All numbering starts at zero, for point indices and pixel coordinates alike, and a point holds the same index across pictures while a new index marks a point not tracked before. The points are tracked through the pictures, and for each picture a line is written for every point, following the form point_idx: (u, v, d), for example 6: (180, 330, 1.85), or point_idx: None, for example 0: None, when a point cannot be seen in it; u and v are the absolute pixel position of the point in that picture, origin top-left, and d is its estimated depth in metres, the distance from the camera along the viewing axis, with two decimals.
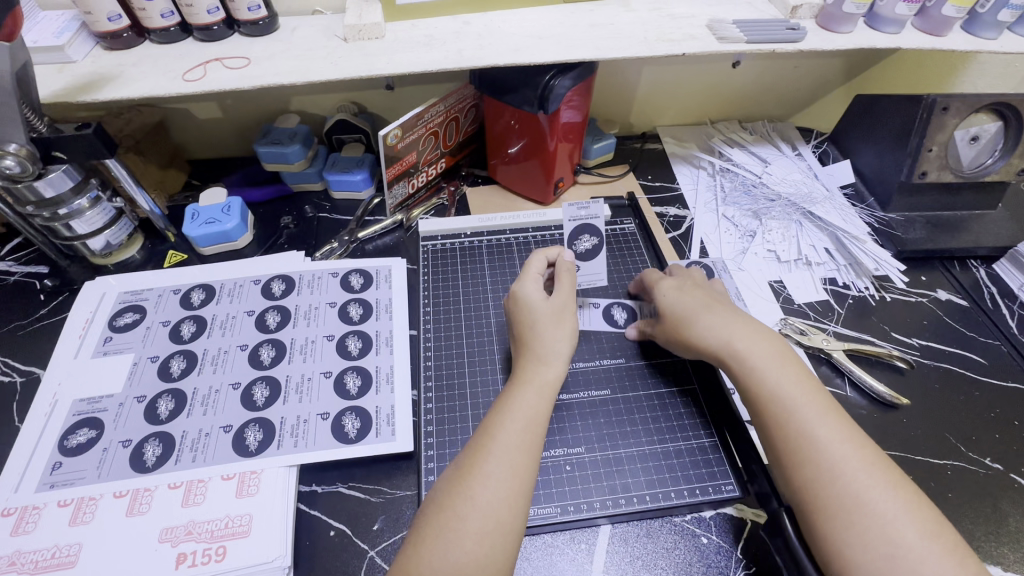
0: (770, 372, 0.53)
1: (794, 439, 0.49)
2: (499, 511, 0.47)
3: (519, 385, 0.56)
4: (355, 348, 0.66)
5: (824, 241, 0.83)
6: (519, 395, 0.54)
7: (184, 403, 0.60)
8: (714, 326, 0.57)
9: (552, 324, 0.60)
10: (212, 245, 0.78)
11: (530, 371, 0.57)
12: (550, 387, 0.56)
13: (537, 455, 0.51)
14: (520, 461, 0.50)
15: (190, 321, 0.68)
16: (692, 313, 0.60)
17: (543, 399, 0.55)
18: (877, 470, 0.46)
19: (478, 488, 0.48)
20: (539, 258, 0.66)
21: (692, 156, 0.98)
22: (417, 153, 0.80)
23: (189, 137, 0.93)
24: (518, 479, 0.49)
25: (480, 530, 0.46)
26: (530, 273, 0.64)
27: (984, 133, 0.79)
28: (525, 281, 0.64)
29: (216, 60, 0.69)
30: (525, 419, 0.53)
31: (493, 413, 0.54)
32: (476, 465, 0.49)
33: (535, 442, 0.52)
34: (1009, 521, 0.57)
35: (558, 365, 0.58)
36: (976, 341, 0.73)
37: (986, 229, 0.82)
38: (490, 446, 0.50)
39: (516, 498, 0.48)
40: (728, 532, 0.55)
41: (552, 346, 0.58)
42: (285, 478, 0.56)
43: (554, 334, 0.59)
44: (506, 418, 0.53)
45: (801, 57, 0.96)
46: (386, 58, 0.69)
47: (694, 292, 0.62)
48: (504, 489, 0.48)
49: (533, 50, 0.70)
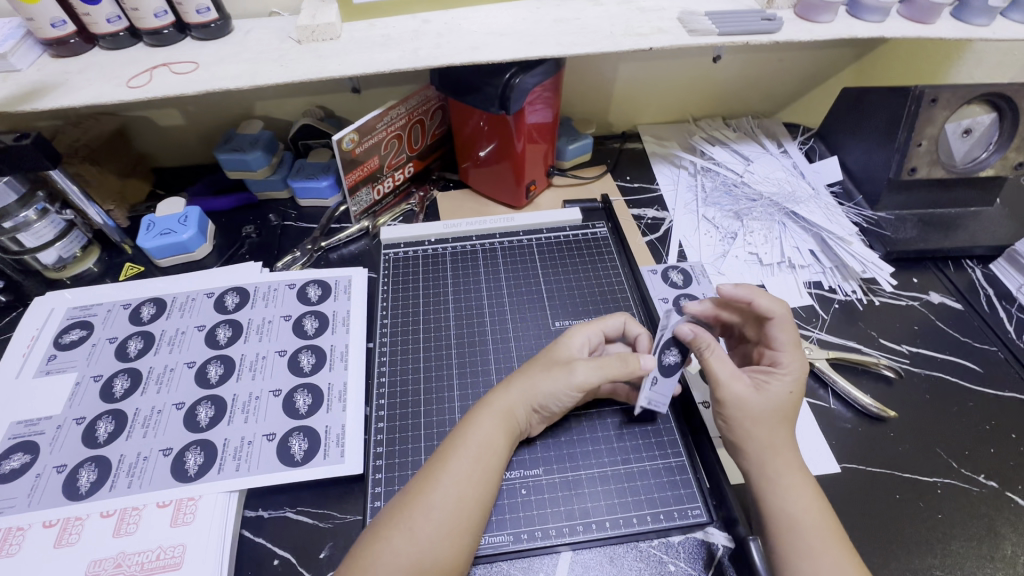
0: (778, 475, 0.49)
1: (772, 520, 0.48)
2: (440, 547, 0.45)
3: (481, 410, 0.52)
4: (308, 364, 0.63)
5: (808, 242, 0.79)
6: (482, 425, 0.51)
7: (125, 425, 0.57)
8: (773, 441, 0.51)
9: (554, 370, 0.54)
10: (169, 256, 0.75)
11: (495, 396, 0.53)
12: (511, 418, 0.52)
13: (483, 489, 0.48)
14: (470, 497, 0.47)
15: (137, 338, 0.65)
16: (777, 428, 0.52)
17: (502, 430, 0.51)
18: (850, 570, 0.44)
19: (420, 520, 0.45)
20: (614, 324, 0.60)
21: (674, 155, 0.94)
22: (380, 157, 0.77)
23: (153, 144, 0.91)
24: (467, 514, 0.47)
25: (416, 567, 0.43)
26: (595, 329, 0.59)
27: (977, 125, 0.75)
28: (581, 330, 0.58)
29: (163, 66, 0.67)
30: (477, 447, 0.50)
31: (451, 439, 0.51)
32: (423, 493, 0.47)
33: (490, 476, 0.49)
34: (1005, 546, 0.53)
35: (525, 404, 0.53)
36: (971, 348, 0.68)
37: (982, 227, 0.78)
38: (441, 474, 0.48)
39: (462, 533, 0.46)
40: (698, 559, 0.51)
41: (531, 388, 0.53)
42: (224, 505, 0.53)
43: (544, 381, 0.53)
44: (461, 448, 0.50)
45: (785, 50, 0.92)
46: (339, 60, 0.66)
47: (793, 408, 0.53)
48: (449, 523, 0.46)
49: (492, 48, 0.66)
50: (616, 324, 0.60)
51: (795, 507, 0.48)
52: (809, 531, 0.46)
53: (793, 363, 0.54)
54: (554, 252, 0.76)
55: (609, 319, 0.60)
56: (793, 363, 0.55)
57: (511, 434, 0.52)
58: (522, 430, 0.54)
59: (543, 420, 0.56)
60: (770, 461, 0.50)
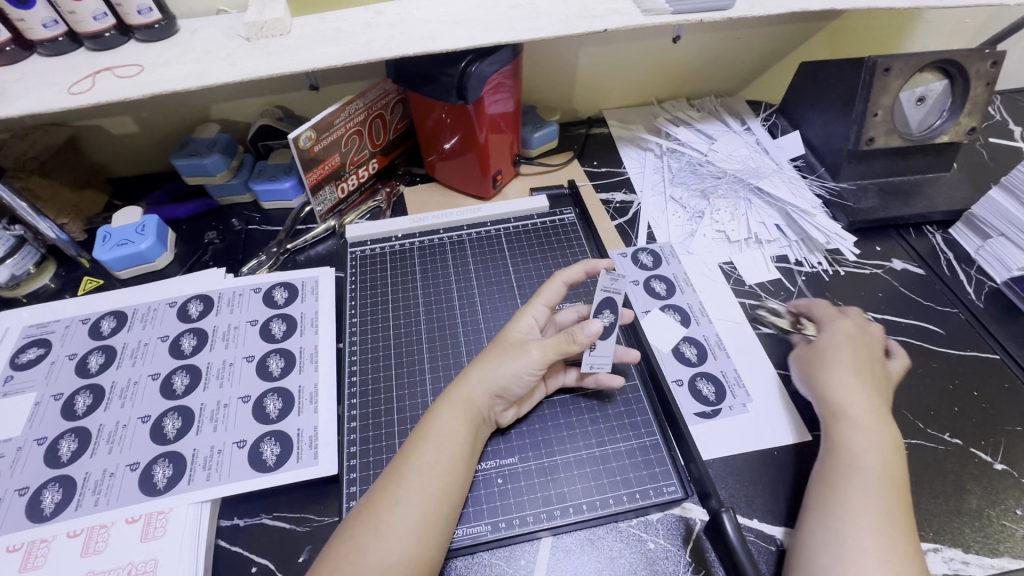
0: (846, 396, 0.55)
1: (837, 446, 0.52)
2: (407, 543, 0.44)
3: (442, 403, 0.52)
4: (277, 367, 0.62)
5: (773, 217, 0.80)
6: (443, 416, 0.51)
7: (89, 442, 0.56)
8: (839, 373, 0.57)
9: (511, 352, 0.54)
10: (128, 267, 0.73)
11: (454, 388, 0.53)
12: (474, 407, 0.52)
13: (450, 484, 0.48)
14: (434, 491, 0.47)
15: (98, 352, 0.63)
16: (837, 361, 0.58)
17: (464, 420, 0.51)
18: (886, 488, 0.48)
19: (385, 517, 0.45)
20: (556, 287, 0.58)
21: (639, 138, 0.94)
22: (341, 154, 0.76)
23: (106, 154, 0.88)
24: (433, 505, 0.47)
25: (384, 563, 0.43)
26: (538, 305, 0.58)
27: (931, 93, 0.77)
28: (525, 312, 0.57)
29: (106, 70, 0.64)
30: (447, 439, 0.50)
31: (416, 432, 0.51)
32: (391, 488, 0.47)
33: (456, 465, 0.49)
34: (971, 501, 0.54)
35: (488, 390, 0.53)
36: (934, 311, 0.70)
37: (939, 193, 0.80)
38: (406, 470, 0.48)
39: (429, 528, 0.46)
40: (676, 534, 0.52)
41: (492, 372, 0.53)
42: (196, 516, 0.51)
43: (502, 363, 0.53)
44: (425, 442, 0.50)
45: (744, 27, 0.92)
46: (289, 56, 0.64)
47: (858, 351, 0.59)
48: (416, 516, 0.46)
49: (445, 37, 0.65)
50: (559, 290, 0.58)
51: (854, 438, 0.52)
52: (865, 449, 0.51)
53: (828, 313, 0.64)
54: (522, 241, 0.76)
55: (548, 287, 0.58)
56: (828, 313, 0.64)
57: (474, 423, 0.52)
58: (487, 417, 0.54)
59: (507, 406, 0.55)
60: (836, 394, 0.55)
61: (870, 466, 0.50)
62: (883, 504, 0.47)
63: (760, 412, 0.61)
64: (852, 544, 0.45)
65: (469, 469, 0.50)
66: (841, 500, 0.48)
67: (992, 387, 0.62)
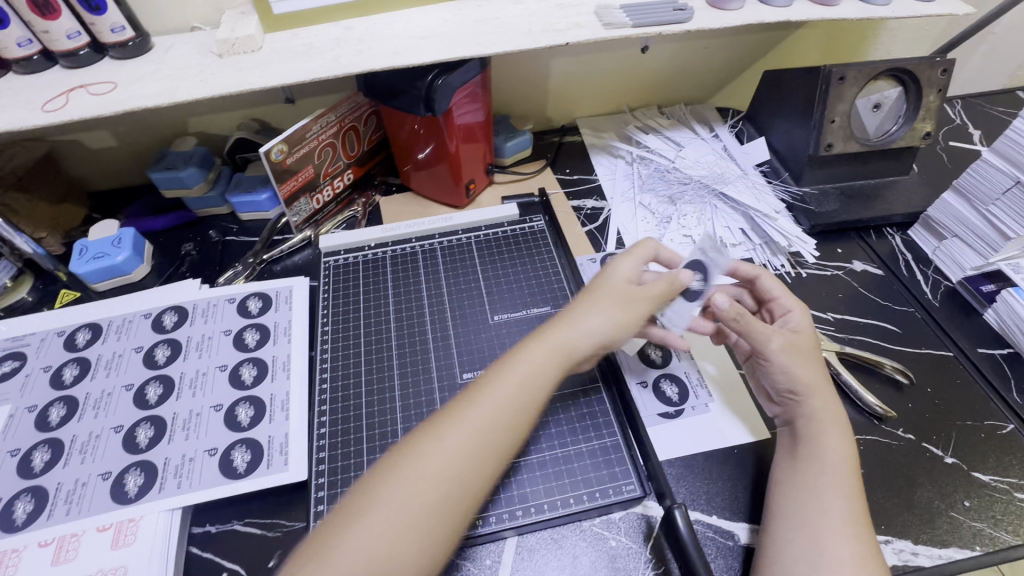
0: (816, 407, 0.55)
1: (806, 456, 0.53)
2: (462, 463, 0.46)
3: (535, 341, 0.53)
4: (249, 377, 0.63)
5: (738, 221, 0.82)
6: (528, 354, 0.52)
7: (62, 452, 0.57)
8: (814, 374, 0.56)
9: (614, 300, 0.55)
10: (105, 280, 0.74)
11: (551, 330, 0.54)
12: (569, 352, 0.53)
13: (521, 420, 0.49)
14: (505, 420, 0.48)
15: (73, 364, 0.64)
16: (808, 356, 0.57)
17: (554, 363, 0.52)
18: (854, 497, 0.50)
19: (447, 433, 0.47)
20: (651, 248, 0.62)
21: (611, 146, 0.96)
22: (315, 166, 0.77)
23: (85, 168, 0.89)
24: (497, 434, 0.48)
25: (438, 475, 0.45)
26: (639, 257, 0.60)
27: (885, 100, 0.79)
28: (626, 261, 0.59)
29: (80, 88, 0.66)
30: (527, 376, 0.51)
31: (498, 364, 0.53)
32: (460, 409, 0.48)
33: (529, 405, 0.50)
34: (922, 495, 0.56)
35: (586, 340, 0.54)
36: (892, 310, 0.72)
37: (899, 197, 0.82)
38: (479, 395, 0.49)
39: (485, 455, 0.47)
40: (637, 532, 0.53)
41: (596, 317, 0.54)
42: (167, 524, 0.53)
43: (609, 306, 0.55)
44: (507, 373, 0.51)
45: (711, 36, 0.95)
46: (260, 72, 0.66)
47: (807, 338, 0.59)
48: (476, 441, 0.47)
49: (413, 52, 0.67)
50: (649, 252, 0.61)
51: (825, 448, 0.53)
52: (837, 460, 0.52)
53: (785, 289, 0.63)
54: (492, 249, 0.77)
55: (643, 245, 0.61)
56: (794, 300, 0.62)
57: (564, 368, 0.53)
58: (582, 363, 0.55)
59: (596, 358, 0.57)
60: (812, 403, 0.55)
61: (840, 477, 0.51)
62: (852, 512, 0.49)
63: (721, 412, 0.62)
64: (821, 552, 0.47)
65: (541, 411, 0.51)
66: (810, 510, 0.49)
67: (946, 384, 0.65)
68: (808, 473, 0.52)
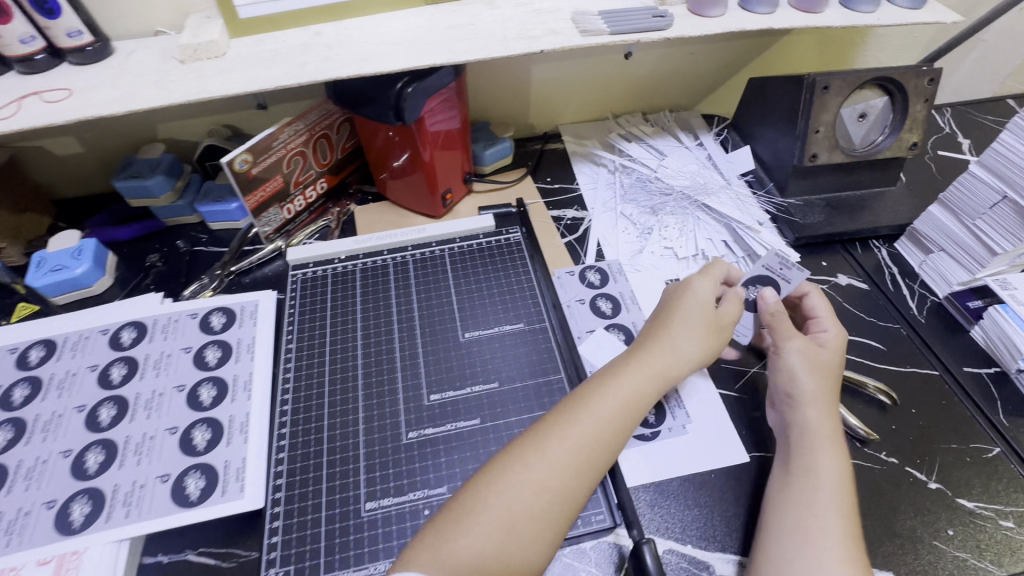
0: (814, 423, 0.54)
1: (799, 474, 0.51)
2: (564, 477, 0.48)
3: (633, 361, 0.56)
4: (208, 397, 0.60)
5: (721, 233, 0.80)
6: (625, 374, 0.55)
7: (6, 479, 0.54)
8: (815, 387, 0.56)
9: (699, 324, 0.59)
10: (65, 293, 0.72)
11: (648, 353, 0.56)
12: (666, 373, 0.56)
13: (621, 439, 0.52)
14: (602, 440, 0.50)
15: (24, 384, 0.62)
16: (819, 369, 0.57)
17: (654, 386, 0.55)
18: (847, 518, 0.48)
19: (553, 445, 0.49)
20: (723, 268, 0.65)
21: (593, 154, 0.94)
22: (283, 176, 0.75)
23: (49, 175, 0.86)
24: (601, 452, 0.50)
25: (540, 484, 0.47)
26: (715, 278, 0.63)
27: (871, 109, 0.77)
28: (705, 281, 0.62)
29: (33, 95, 0.63)
30: (626, 397, 0.53)
31: (595, 381, 0.55)
32: (564, 422, 0.51)
33: (629, 427, 0.52)
34: (905, 522, 0.54)
35: (679, 362, 0.57)
36: (876, 326, 0.70)
37: (885, 208, 0.80)
38: (583, 413, 0.52)
39: (586, 472, 0.49)
40: (609, 562, 0.51)
41: (688, 341, 0.57)
42: (113, 556, 0.50)
43: (700, 328, 0.58)
44: (607, 393, 0.53)
45: (697, 43, 0.93)
46: (222, 78, 0.63)
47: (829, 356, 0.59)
48: (579, 457, 0.49)
49: (381, 59, 0.65)
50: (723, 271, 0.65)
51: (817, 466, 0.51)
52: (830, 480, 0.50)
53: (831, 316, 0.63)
54: (466, 262, 0.75)
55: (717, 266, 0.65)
56: (834, 325, 0.61)
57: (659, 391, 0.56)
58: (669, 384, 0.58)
59: None
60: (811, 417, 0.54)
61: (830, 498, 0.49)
62: (845, 534, 0.47)
63: (698, 435, 0.60)
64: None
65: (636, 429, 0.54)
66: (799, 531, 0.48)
67: (930, 404, 0.63)
68: (797, 493, 0.50)
